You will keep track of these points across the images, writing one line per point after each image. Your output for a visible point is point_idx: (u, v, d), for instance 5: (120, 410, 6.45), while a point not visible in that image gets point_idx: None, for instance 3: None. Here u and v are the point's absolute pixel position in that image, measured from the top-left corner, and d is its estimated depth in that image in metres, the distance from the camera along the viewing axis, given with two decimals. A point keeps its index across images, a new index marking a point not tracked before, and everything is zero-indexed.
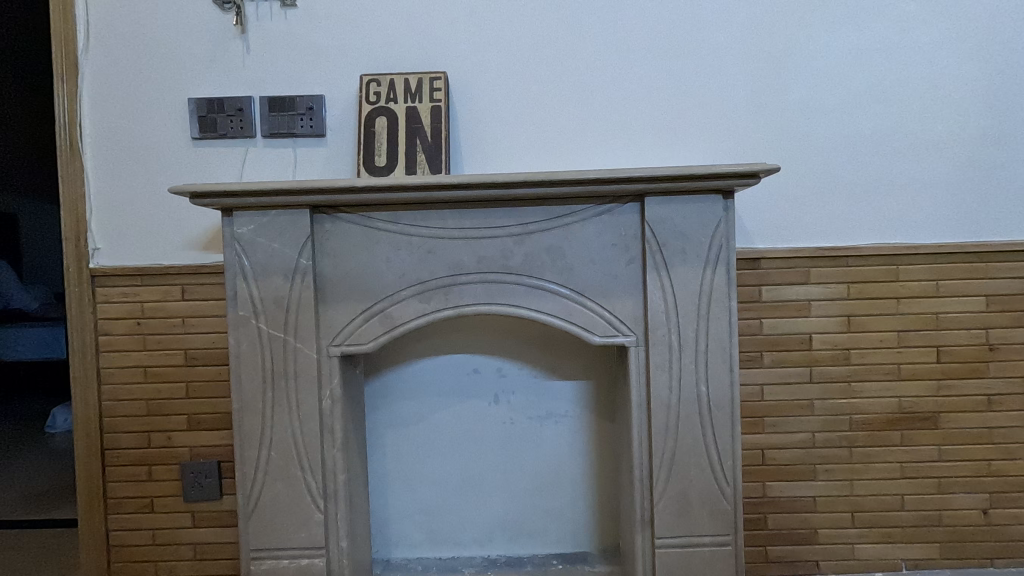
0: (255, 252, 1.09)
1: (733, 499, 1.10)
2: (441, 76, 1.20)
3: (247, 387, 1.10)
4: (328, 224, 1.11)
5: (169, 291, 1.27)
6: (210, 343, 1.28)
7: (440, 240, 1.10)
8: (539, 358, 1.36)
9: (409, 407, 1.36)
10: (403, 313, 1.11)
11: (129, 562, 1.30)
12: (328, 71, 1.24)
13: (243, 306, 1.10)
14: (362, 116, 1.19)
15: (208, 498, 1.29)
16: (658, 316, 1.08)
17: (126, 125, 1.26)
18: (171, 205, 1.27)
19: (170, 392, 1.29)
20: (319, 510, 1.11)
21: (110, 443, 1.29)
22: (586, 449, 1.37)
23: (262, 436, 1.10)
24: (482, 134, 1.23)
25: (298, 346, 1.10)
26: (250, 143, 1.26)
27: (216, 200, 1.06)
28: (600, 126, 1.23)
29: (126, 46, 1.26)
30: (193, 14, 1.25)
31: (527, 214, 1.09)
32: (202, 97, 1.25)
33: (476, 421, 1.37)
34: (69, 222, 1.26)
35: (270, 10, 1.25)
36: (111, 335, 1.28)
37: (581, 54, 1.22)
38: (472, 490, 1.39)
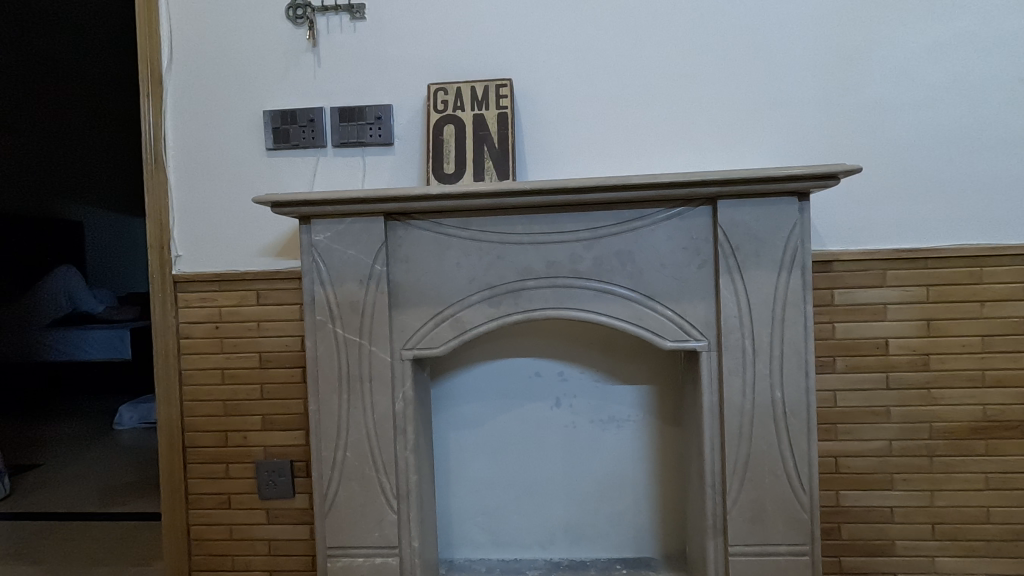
0: (331, 259, 1.13)
1: (810, 507, 1.07)
2: (507, 83, 1.22)
3: (324, 389, 1.14)
4: (400, 231, 1.14)
5: (245, 296, 1.33)
6: (283, 346, 1.32)
7: (510, 244, 1.11)
8: (602, 362, 1.36)
9: (472, 410, 1.38)
10: (473, 317, 1.13)
11: (209, 555, 1.37)
12: (395, 81, 1.28)
13: (321, 310, 1.13)
14: (430, 125, 1.22)
15: (282, 496, 1.33)
16: (732, 320, 1.07)
17: (206, 138, 1.32)
18: (247, 213, 1.32)
19: (246, 394, 1.34)
20: (393, 510, 1.14)
21: (191, 441, 1.36)
22: (649, 453, 1.36)
23: (338, 437, 1.14)
24: (547, 139, 1.24)
25: (373, 349, 1.13)
26: (321, 152, 1.30)
27: (296, 209, 1.10)
28: (667, 129, 1.22)
29: (206, 63, 1.32)
30: (268, 30, 1.31)
31: (597, 218, 1.10)
32: (276, 109, 1.30)
33: (538, 424, 1.38)
34: (154, 231, 1.33)
35: (340, 23, 1.29)
36: (191, 338, 1.34)
37: (647, 57, 1.22)
38: (534, 494, 1.39)
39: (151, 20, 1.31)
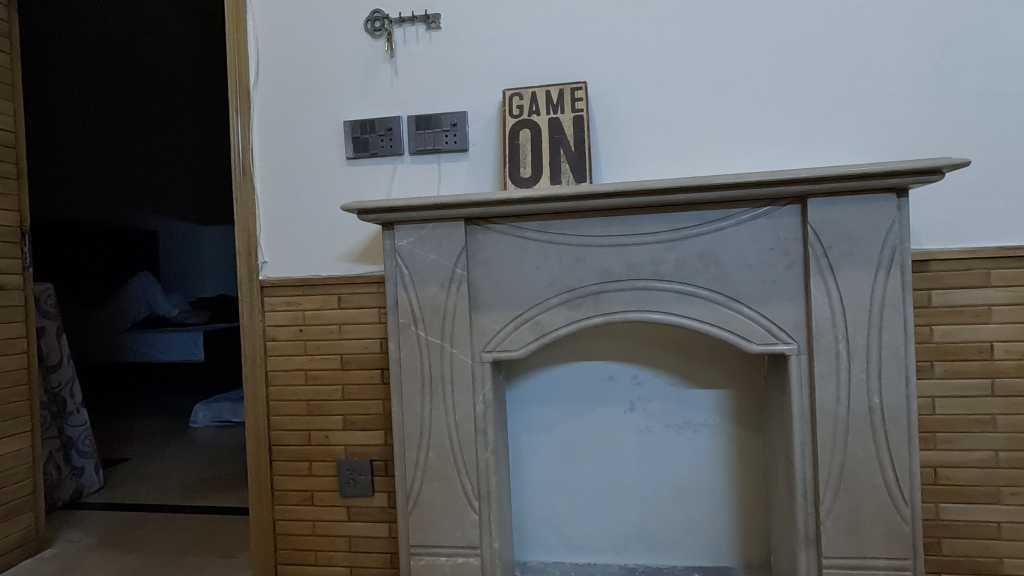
0: (413, 263, 1.16)
1: (913, 520, 1.02)
2: (582, 85, 1.22)
3: (407, 390, 1.16)
4: (479, 235, 1.15)
5: (327, 300, 1.38)
6: (363, 349, 1.37)
7: (589, 247, 1.11)
8: (677, 365, 1.33)
9: (545, 412, 1.38)
10: (553, 321, 1.13)
11: (294, 549, 1.42)
12: (470, 88, 1.30)
13: (404, 314, 1.16)
14: (506, 129, 1.23)
15: (362, 494, 1.37)
16: (824, 323, 1.03)
17: (291, 148, 1.38)
18: (328, 220, 1.38)
19: (328, 394, 1.38)
20: (474, 511, 1.15)
21: (277, 440, 1.42)
22: (728, 459, 1.33)
23: (420, 438, 1.16)
24: (622, 140, 1.23)
25: (454, 352, 1.15)
26: (398, 160, 1.34)
27: (381, 216, 1.14)
28: (746, 128, 1.19)
29: (289, 77, 1.38)
30: (347, 43, 1.35)
31: (679, 219, 1.08)
32: (356, 120, 1.34)
33: (611, 429, 1.36)
34: (242, 239, 1.40)
35: (416, 34, 1.32)
36: (276, 340, 1.40)
37: (724, 55, 1.20)
38: (608, 498, 1.38)
39: (240, 38, 1.39)
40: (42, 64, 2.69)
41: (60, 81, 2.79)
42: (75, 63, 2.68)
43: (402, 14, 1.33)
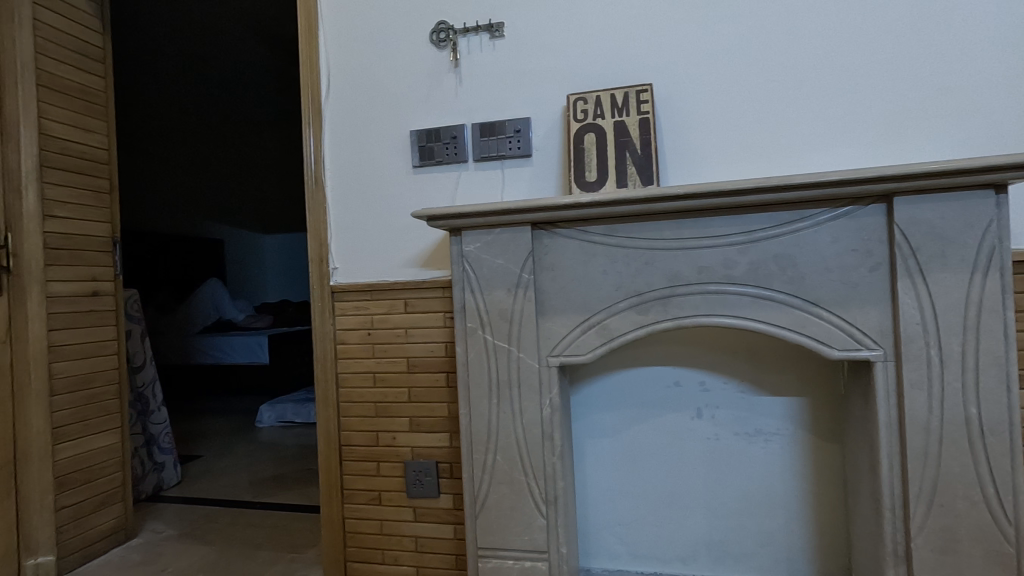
0: (480, 267, 1.17)
1: (1017, 541, 0.94)
2: (648, 87, 1.21)
3: (474, 393, 1.18)
4: (546, 239, 1.16)
5: (394, 304, 1.41)
6: (429, 352, 1.39)
7: (658, 250, 1.10)
8: (747, 371, 1.29)
9: (610, 417, 1.36)
10: (621, 325, 1.12)
11: (362, 547, 1.46)
12: (532, 93, 1.31)
13: (471, 318, 1.18)
14: (571, 134, 1.23)
15: (428, 495, 1.39)
16: (914, 328, 0.98)
17: (359, 159, 1.43)
18: (395, 227, 1.41)
19: (394, 396, 1.42)
20: (541, 515, 1.15)
21: (346, 440, 1.46)
22: (802, 470, 1.27)
23: (488, 441, 1.18)
24: (688, 142, 1.22)
25: (520, 355, 1.16)
26: (462, 167, 1.36)
27: (449, 222, 1.16)
28: (821, 126, 1.15)
29: (358, 89, 1.43)
30: (414, 55, 1.39)
31: (752, 221, 1.05)
32: (422, 129, 1.38)
33: (678, 436, 1.33)
34: (314, 246, 1.45)
35: (480, 42, 1.35)
36: (346, 343, 1.45)
37: (796, 51, 1.16)
38: (675, 507, 1.35)
39: (312, 53, 1.45)
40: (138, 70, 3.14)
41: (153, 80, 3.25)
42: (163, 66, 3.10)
43: (466, 23, 1.36)
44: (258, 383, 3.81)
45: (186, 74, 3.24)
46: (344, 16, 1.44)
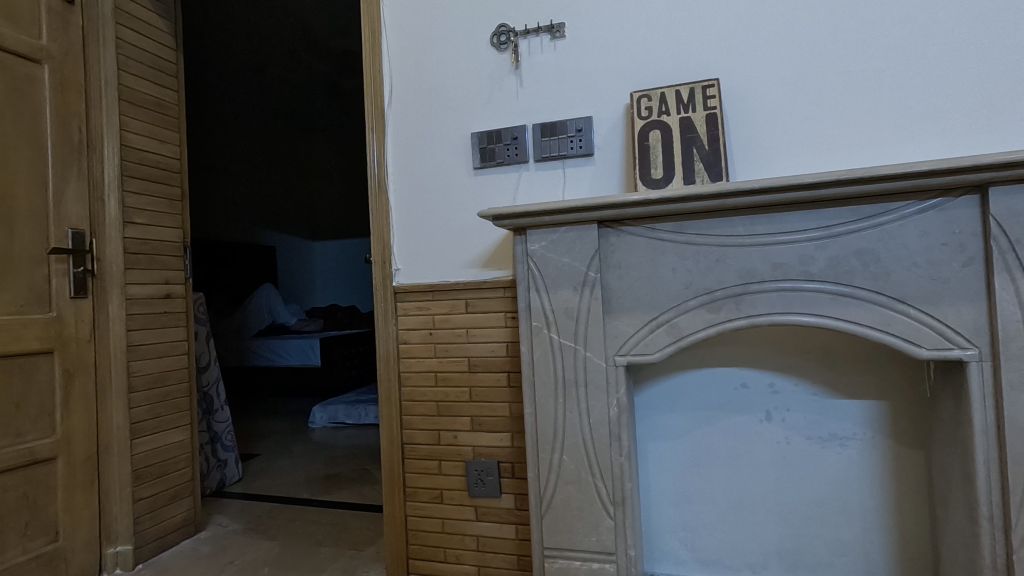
0: (545, 266, 1.17)
1: None
2: (715, 82, 1.19)
3: (540, 392, 1.18)
4: (613, 237, 1.15)
5: (456, 304, 1.43)
6: (490, 352, 1.40)
7: (730, 247, 1.07)
8: (820, 373, 1.24)
9: (674, 420, 1.33)
10: (691, 324, 1.10)
11: (424, 545, 1.47)
12: (594, 93, 1.31)
13: (537, 317, 1.18)
14: (635, 131, 1.22)
15: (490, 495, 1.40)
16: (1012, 326, 0.92)
17: (422, 161, 1.46)
18: (457, 228, 1.43)
19: (456, 396, 1.43)
20: (609, 516, 1.14)
21: (408, 438, 1.48)
22: (882, 476, 1.22)
23: (555, 440, 1.17)
24: (757, 138, 1.19)
25: (587, 354, 1.15)
26: (523, 167, 1.37)
27: (514, 221, 1.17)
28: (900, 117, 1.11)
29: (420, 93, 1.46)
30: (476, 57, 1.41)
31: (831, 215, 1.02)
32: (483, 131, 1.39)
33: (745, 440, 1.29)
34: (377, 247, 1.48)
35: (541, 44, 1.35)
36: (408, 343, 1.48)
37: (873, 40, 1.13)
38: (743, 514, 1.31)
39: (376, 61, 1.48)
40: (207, 78, 3.36)
41: (221, 87, 3.48)
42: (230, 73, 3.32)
43: (527, 25, 1.37)
44: (317, 383, 3.84)
45: (249, 80, 3.44)
46: (406, 23, 1.47)
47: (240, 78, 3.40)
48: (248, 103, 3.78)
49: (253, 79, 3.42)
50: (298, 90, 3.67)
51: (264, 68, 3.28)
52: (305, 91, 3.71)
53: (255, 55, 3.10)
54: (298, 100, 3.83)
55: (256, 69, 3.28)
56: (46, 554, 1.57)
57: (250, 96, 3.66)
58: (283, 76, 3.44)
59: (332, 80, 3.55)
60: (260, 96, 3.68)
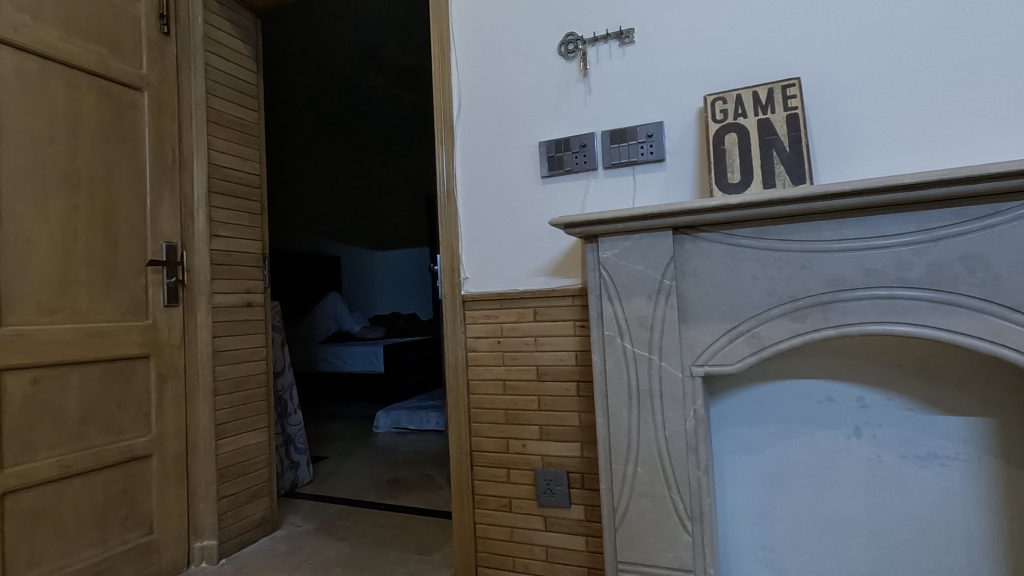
0: (618, 274, 1.16)
1: None
2: (795, 81, 1.15)
3: (613, 402, 1.16)
4: (688, 244, 1.12)
5: (524, 313, 1.43)
6: (559, 360, 1.39)
7: (817, 253, 1.02)
8: (916, 387, 1.16)
9: (751, 434, 1.28)
10: (774, 333, 1.06)
11: (492, 553, 1.48)
12: (665, 98, 1.28)
13: (609, 326, 1.16)
14: (709, 135, 1.19)
15: (559, 505, 1.39)
16: None
17: (490, 171, 1.48)
18: (525, 236, 1.44)
19: (524, 404, 1.43)
20: (687, 532, 1.10)
21: (477, 446, 1.49)
22: (990, 500, 1.12)
23: (628, 451, 1.15)
24: (842, 138, 1.13)
25: (662, 364, 1.12)
26: (592, 175, 1.36)
27: (586, 229, 1.16)
28: (1007, 111, 1.03)
29: (488, 104, 1.48)
30: (543, 66, 1.42)
31: (930, 217, 0.95)
32: (551, 139, 1.40)
33: (830, 456, 1.22)
34: (446, 257, 1.51)
35: (609, 50, 1.35)
36: (477, 351, 1.49)
37: (973, 30, 1.05)
38: (830, 535, 1.23)
39: (445, 76, 1.52)
40: (280, 96, 3.55)
41: (293, 103, 3.67)
42: (301, 91, 3.50)
43: (595, 32, 1.36)
44: (380, 390, 3.94)
45: (319, 97, 3.61)
46: (475, 38, 1.50)
47: (310, 95, 3.57)
48: (317, 116, 3.97)
49: (322, 96, 3.59)
50: (363, 103, 3.82)
51: (333, 85, 3.43)
52: (369, 105, 3.85)
53: (325, 73, 3.25)
54: (364, 112, 3.98)
55: (326, 86, 3.44)
56: (142, 545, 1.68)
57: (318, 110, 3.84)
58: (349, 92, 3.59)
59: (396, 94, 3.67)
60: (328, 110, 3.85)
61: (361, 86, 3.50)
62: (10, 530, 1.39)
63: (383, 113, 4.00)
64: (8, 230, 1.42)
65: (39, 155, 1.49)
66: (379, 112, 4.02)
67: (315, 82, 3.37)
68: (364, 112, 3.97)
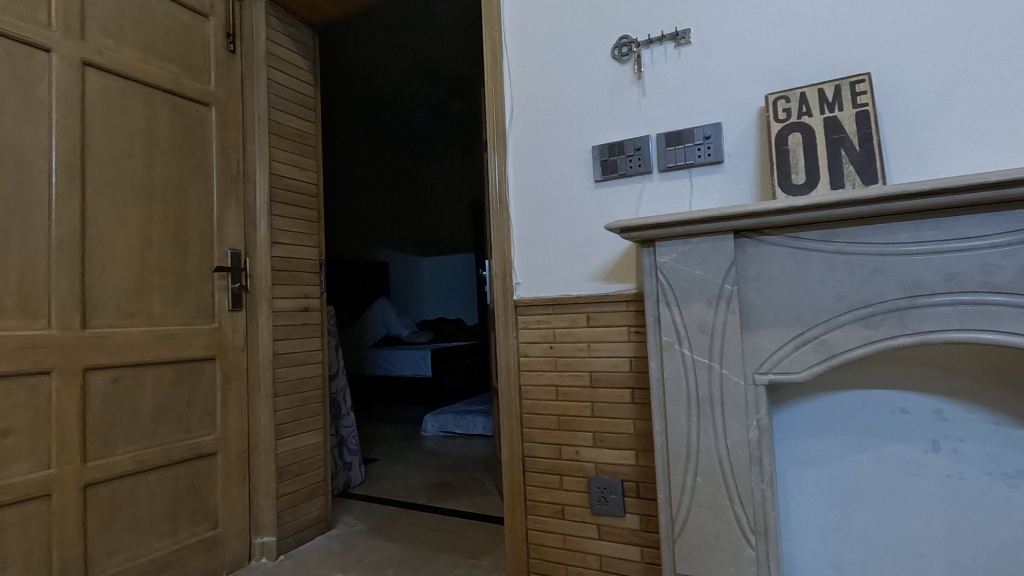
0: (677, 278, 1.13)
1: None
2: (866, 77, 1.10)
3: (671, 411, 1.13)
4: (751, 248, 1.08)
5: (577, 318, 1.42)
6: (613, 367, 1.38)
7: (891, 256, 0.98)
8: (1002, 400, 1.08)
9: (819, 445, 1.21)
10: (845, 341, 1.01)
11: (544, 560, 1.47)
12: (723, 98, 1.25)
13: (667, 331, 1.14)
14: (772, 135, 1.15)
15: (613, 514, 1.37)
16: None
17: (542, 176, 1.48)
18: (577, 241, 1.43)
19: (577, 410, 1.42)
20: (750, 547, 1.06)
21: (529, 451, 1.49)
22: None
23: (687, 460, 1.12)
24: (916, 136, 1.08)
25: (724, 372, 1.09)
26: (646, 178, 1.34)
27: (643, 233, 1.14)
28: None
29: (541, 110, 1.49)
30: (596, 70, 1.41)
31: (1019, 217, 0.90)
32: (604, 143, 1.38)
33: (907, 471, 1.15)
34: (498, 262, 1.52)
35: (665, 52, 1.33)
36: (529, 356, 1.49)
37: None
38: (906, 557, 1.15)
39: (497, 83, 1.54)
40: (334, 107, 3.68)
41: (346, 113, 3.79)
42: (354, 102, 3.61)
43: (650, 34, 1.35)
44: (428, 393, 4.00)
45: (370, 107, 3.71)
46: (527, 45, 1.51)
47: (362, 106, 3.68)
48: (368, 125, 4.08)
49: (373, 106, 3.69)
50: (413, 112, 3.90)
51: (384, 95, 3.52)
52: (418, 114, 3.94)
53: (377, 84, 3.34)
54: (413, 121, 4.07)
55: (377, 96, 3.54)
56: (208, 539, 1.76)
57: (370, 119, 3.95)
58: (400, 101, 3.68)
59: (445, 103, 3.73)
60: (379, 119, 3.96)
61: (411, 96, 3.58)
62: (91, 520, 1.48)
63: (432, 121, 4.08)
64: (92, 239, 1.52)
65: (119, 169, 1.59)
66: (428, 121, 4.10)
67: (367, 92, 3.46)
68: (414, 120, 4.06)
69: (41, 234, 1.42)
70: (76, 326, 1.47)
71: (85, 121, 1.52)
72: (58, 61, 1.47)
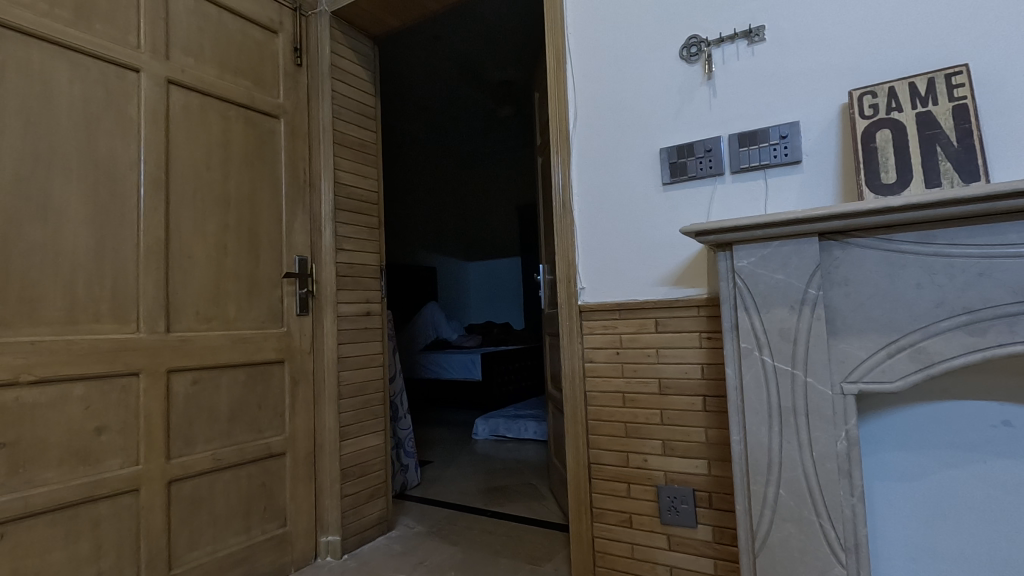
0: (756, 283, 1.10)
1: None
2: (963, 68, 1.04)
3: (751, 420, 1.09)
4: (837, 251, 1.04)
5: (644, 324, 1.40)
6: (683, 373, 1.34)
7: (997, 259, 0.92)
8: None
9: (912, 459, 1.14)
10: (944, 349, 0.96)
11: (612, 569, 1.44)
12: (800, 95, 1.21)
13: (746, 338, 1.10)
14: (857, 132, 1.10)
15: (684, 524, 1.33)
16: None
17: (607, 179, 1.47)
18: (645, 245, 1.41)
19: (646, 418, 1.39)
20: (840, 564, 1.01)
21: (595, 458, 1.47)
22: None
23: (769, 472, 1.08)
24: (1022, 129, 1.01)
25: (809, 380, 1.04)
26: (718, 180, 1.30)
27: (719, 236, 1.10)
28: None
29: (606, 112, 1.47)
30: (664, 70, 1.39)
31: None
32: (673, 145, 1.36)
33: (1012, 490, 1.07)
34: (562, 267, 1.51)
35: (737, 50, 1.29)
36: (595, 361, 1.47)
37: None
38: None
39: (561, 87, 1.53)
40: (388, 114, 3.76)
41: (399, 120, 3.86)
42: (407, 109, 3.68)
43: (722, 33, 1.32)
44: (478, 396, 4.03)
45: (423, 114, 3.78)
46: (591, 47, 1.50)
47: (415, 113, 3.75)
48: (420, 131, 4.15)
49: (425, 112, 3.76)
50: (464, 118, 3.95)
51: (436, 101, 3.58)
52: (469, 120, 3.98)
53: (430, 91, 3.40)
54: (464, 126, 4.11)
55: (430, 103, 3.60)
56: (278, 536, 1.82)
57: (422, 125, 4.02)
58: (451, 108, 3.73)
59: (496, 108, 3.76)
60: (430, 124, 4.02)
61: (463, 102, 3.62)
62: (175, 515, 1.55)
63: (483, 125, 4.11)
64: (175, 247, 1.60)
65: (199, 180, 1.67)
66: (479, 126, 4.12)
67: (420, 99, 3.53)
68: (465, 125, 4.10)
69: (131, 243, 1.51)
70: (161, 330, 1.55)
71: (169, 136, 1.61)
72: (146, 80, 1.56)
